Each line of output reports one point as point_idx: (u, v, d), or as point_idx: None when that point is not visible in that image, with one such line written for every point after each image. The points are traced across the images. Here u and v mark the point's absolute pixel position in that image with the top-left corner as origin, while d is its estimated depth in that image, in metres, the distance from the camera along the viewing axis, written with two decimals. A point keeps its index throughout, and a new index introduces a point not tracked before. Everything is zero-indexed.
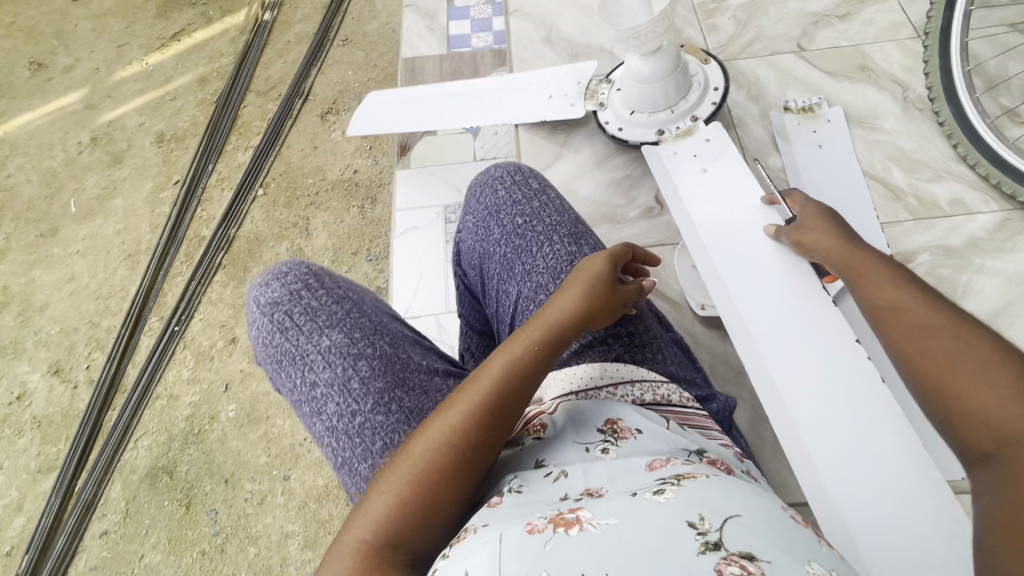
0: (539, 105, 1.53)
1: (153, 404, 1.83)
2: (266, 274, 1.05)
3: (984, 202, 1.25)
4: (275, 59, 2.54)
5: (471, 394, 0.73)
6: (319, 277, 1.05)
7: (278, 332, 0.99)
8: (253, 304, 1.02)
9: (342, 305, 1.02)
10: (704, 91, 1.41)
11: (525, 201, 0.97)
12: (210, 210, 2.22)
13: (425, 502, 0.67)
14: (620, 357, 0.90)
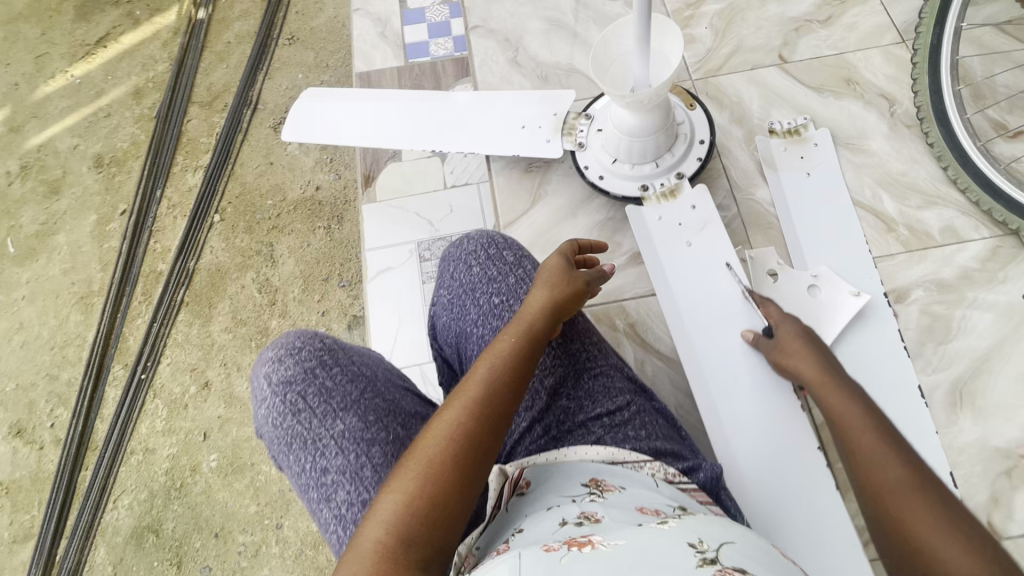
0: (504, 137, 1.32)
1: (128, 460, 1.75)
2: (275, 344, 0.93)
3: (974, 228, 1.06)
4: (216, 64, 2.32)
5: (463, 395, 0.75)
6: (333, 349, 0.93)
7: (288, 415, 0.87)
8: (262, 379, 0.90)
9: (357, 384, 0.91)
10: (690, 144, 1.17)
11: (502, 278, 0.96)
12: (164, 241, 2.06)
13: (434, 501, 0.67)
14: (601, 440, 0.87)
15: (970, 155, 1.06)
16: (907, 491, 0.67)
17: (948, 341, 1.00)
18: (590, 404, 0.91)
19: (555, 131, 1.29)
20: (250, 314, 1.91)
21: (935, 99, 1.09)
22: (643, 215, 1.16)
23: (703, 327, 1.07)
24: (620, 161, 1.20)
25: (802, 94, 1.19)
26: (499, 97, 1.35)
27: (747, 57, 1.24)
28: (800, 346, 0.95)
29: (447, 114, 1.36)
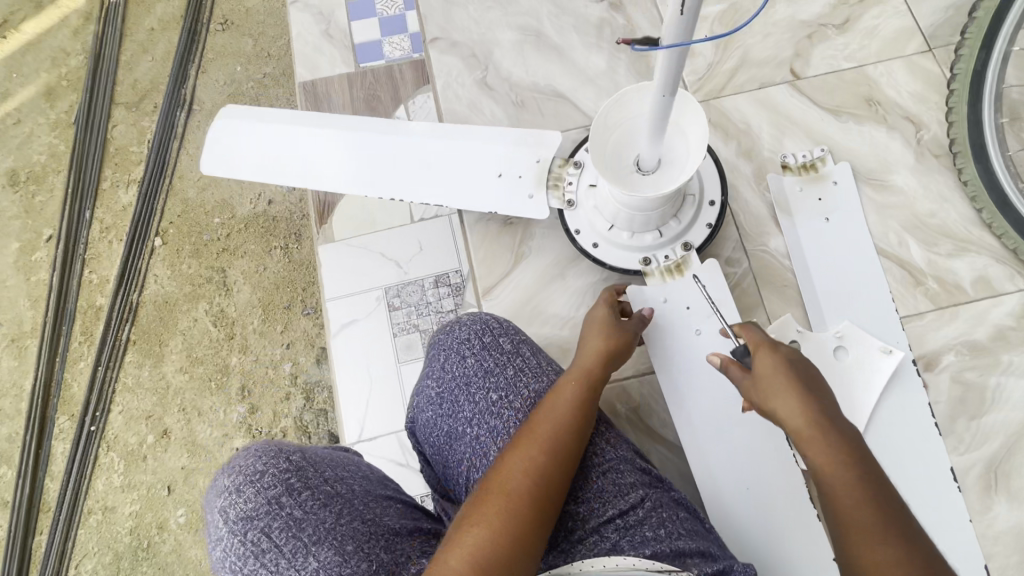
0: (473, 189, 0.91)
1: (87, 520, 1.55)
2: (228, 466, 0.67)
3: (1009, 277, 0.88)
4: (139, 56, 1.79)
5: (548, 417, 0.67)
6: (302, 465, 0.68)
7: (251, 559, 0.62)
8: (215, 514, 0.64)
9: (333, 505, 0.66)
10: (698, 207, 0.89)
11: (499, 370, 0.75)
12: (102, 271, 1.68)
13: (523, 530, 0.59)
14: (617, 549, 0.66)
15: (1012, 197, 0.87)
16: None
17: (979, 416, 0.84)
18: (598, 503, 0.70)
19: (538, 184, 0.91)
20: (206, 352, 1.60)
21: (974, 130, 0.89)
22: (645, 295, 0.87)
23: (723, 414, 0.82)
24: (618, 227, 0.88)
25: (816, 119, 0.98)
26: (473, 131, 0.92)
27: (752, 73, 1.02)
28: (783, 379, 0.68)
29: (397, 152, 0.93)
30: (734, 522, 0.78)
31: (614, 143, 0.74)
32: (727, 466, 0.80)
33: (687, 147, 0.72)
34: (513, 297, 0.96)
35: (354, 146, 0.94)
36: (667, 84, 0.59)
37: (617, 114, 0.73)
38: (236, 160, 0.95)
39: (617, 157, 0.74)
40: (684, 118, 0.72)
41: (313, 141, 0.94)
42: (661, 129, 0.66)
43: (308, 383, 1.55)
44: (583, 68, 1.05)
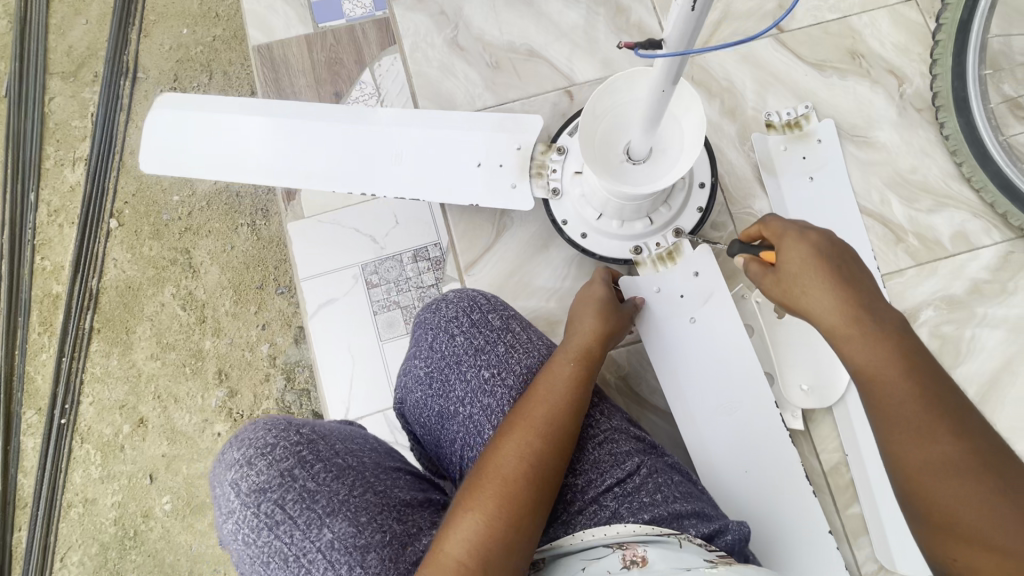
0: (449, 182, 0.86)
1: (67, 514, 1.52)
2: (236, 439, 0.64)
3: (984, 232, 0.89)
4: (72, 19, 1.63)
5: (541, 401, 0.66)
6: (312, 438, 0.65)
7: (264, 532, 0.59)
8: (225, 488, 0.61)
9: (343, 476, 0.63)
10: (689, 190, 0.86)
11: (490, 348, 0.73)
12: (54, 258, 1.58)
13: (519, 515, 0.59)
14: (617, 516, 0.67)
15: (992, 149, 0.87)
16: (965, 477, 0.49)
17: (955, 368, 0.86)
18: (595, 473, 0.70)
19: (520, 173, 0.86)
20: (178, 338, 1.53)
21: (957, 83, 0.88)
22: (639, 286, 0.84)
23: (717, 393, 0.82)
24: (607, 216, 0.85)
25: (799, 75, 0.96)
26: (449, 119, 0.87)
27: (735, 26, 0.98)
28: (813, 273, 0.59)
29: (363, 144, 0.87)
30: (724, 483, 0.80)
31: (603, 133, 0.70)
32: (717, 431, 0.82)
33: (681, 136, 0.69)
34: (495, 271, 0.93)
35: (319, 137, 0.88)
36: (667, 78, 0.55)
37: (606, 103, 0.69)
38: (185, 152, 0.89)
39: (606, 147, 0.71)
40: (678, 107, 0.69)
41: (269, 132, 0.88)
42: (655, 122, 0.63)
43: (288, 364, 1.50)
44: (560, 25, 0.99)
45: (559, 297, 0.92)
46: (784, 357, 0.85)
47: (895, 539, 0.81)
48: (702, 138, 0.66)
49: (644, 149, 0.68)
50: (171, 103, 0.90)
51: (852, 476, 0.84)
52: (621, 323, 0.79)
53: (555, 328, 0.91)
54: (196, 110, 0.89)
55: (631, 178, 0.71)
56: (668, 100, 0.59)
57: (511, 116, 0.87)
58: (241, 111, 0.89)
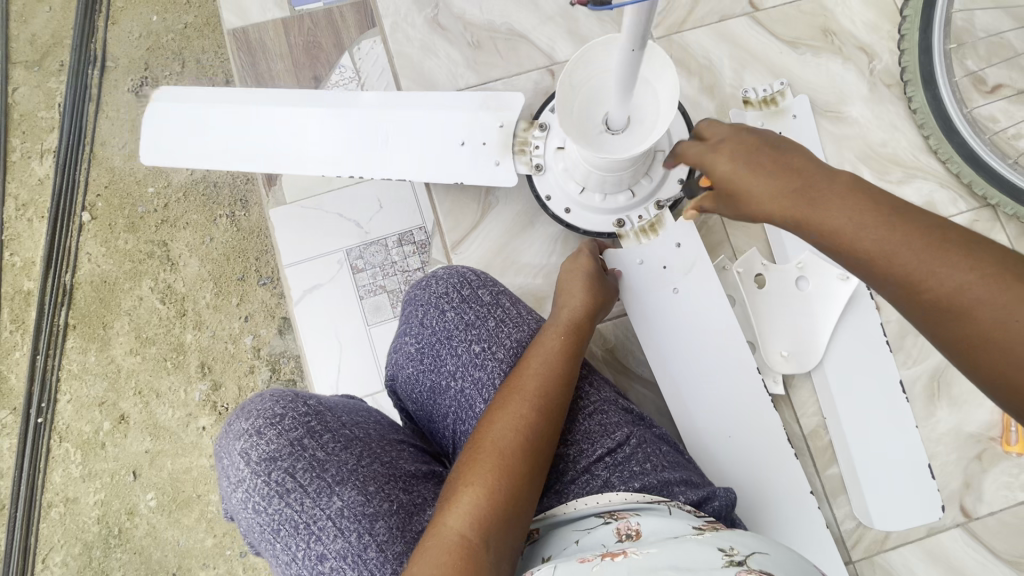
0: (432, 159, 0.86)
1: (48, 514, 1.48)
2: (244, 410, 0.64)
3: (950, 202, 0.93)
4: (34, 6, 1.58)
5: (532, 375, 0.67)
6: (320, 410, 0.66)
7: (274, 500, 0.60)
8: (235, 457, 0.61)
9: (350, 447, 0.64)
10: (668, 164, 0.87)
11: (480, 323, 0.74)
12: (25, 253, 1.54)
13: (516, 484, 0.59)
14: (608, 485, 0.69)
15: (957, 121, 0.90)
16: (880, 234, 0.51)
17: None
18: (587, 444, 0.72)
19: (504, 149, 0.86)
20: (157, 331, 1.51)
21: (924, 58, 0.90)
22: (623, 258, 0.86)
23: (702, 361, 0.84)
24: (590, 190, 0.86)
25: (774, 52, 0.98)
26: (432, 97, 0.87)
27: (712, 5, 1.00)
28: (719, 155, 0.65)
29: (336, 122, 0.86)
30: (709, 449, 0.83)
31: (581, 101, 0.71)
32: (702, 398, 0.84)
33: (657, 101, 0.70)
34: (482, 250, 0.94)
35: (298, 117, 0.87)
36: (635, 37, 0.56)
37: (582, 75, 0.71)
38: (141, 127, 0.88)
39: (585, 116, 0.72)
40: (652, 75, 0.70)
41: (230, 108, 0.87)
42: (627, 84, 0.64)
43: (273, 356, 1.48)
44: (541, 5, 0.99)
45: (545, 273, 0.93)
46: (765, 325, 0.87)
47: (871, 496, 0.84)
48: (677, 102, 0.67)
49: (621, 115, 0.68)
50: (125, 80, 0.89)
51: (831, 438, 0.88)
52: (608, 297, 0.81)
53: (542, 305, 0.92)
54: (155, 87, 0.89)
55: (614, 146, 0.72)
56: (638, 61, 0.60)
57: (492, 92, 0.87)
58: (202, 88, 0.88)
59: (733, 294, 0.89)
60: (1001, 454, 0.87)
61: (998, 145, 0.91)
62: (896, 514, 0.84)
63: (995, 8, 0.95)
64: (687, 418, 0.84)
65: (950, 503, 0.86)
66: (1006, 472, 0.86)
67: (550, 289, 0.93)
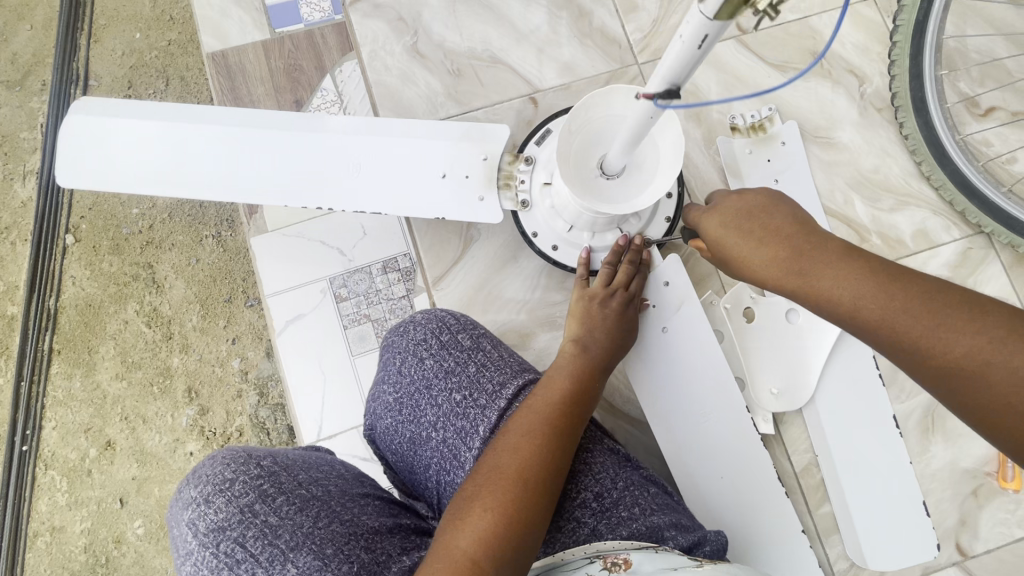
0: (412, 195, 0.84)
1: (34, 544, 1.44)
2: (193, 476, 0.61)
3: (943, 230, 0.91)
4: (15, 24, 1.55)
5: (543, 402, 0.65)
6: (274, 470, 0.63)
7: (225, 572, 0.57)
8: (184, 528, 0.59)
9: (306, 507, 0.61)
10: (657, 198, 0.85)
11: (460, 369, 0.70)
12: (7, 277, 1.50)
13: (526, 510, 0.57)
14: (595, 534, 0.65)
15: (949, 148, 0.88)
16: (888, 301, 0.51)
17: None
18: (571, 487, 0.68)
19: (487, 185, 0.84)
20: (143, 356, 1.46)
21: (914, 84, 0.88)
22: None
23: (692, 401, 0.82)
24: (577, 228, 0.84)
25: (762, 76, 0.96)
26: (405, 131, 0.85)
27: None
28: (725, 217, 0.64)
29: (306, 159, 0.84)
30: (700, 491, 0.81)
31: (579, 148, 0.69)
32: (692, 438, 0.82)
33: (658, 156, 0.69)
34: (464, 285, 0.92)
35: (260, 154, 0.85)
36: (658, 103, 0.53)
37: (583, 119, 0.68)
38: (120, 162, 0.86)
39: (581, 163, 0.69)
40: (657, 128, 0.68)
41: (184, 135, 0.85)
42: (635, 143, 0.61)
43: (261, 379, 1.45)
44: (523, 31, 0.97)
45: (529, 308, 0.91)
46: (755, 362, 0.86)
47: (865, 537, 0.82)
48: (680, 161, 0.67)
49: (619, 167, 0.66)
50: (102, 109, 0.86)
51: (823, 477, 0.86)
52: (624, 314, 0.79)
53: (527, 341, 0.90)
54: (134, 118, 0.86)
55: (614, 195, 0.70)
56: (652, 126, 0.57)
57: (473, 126, 0.85)
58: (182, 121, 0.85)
59: (723, 330, 0.87)
60: (997, 491, 0.85)
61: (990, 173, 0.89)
62: (891, 555, 0.81)
63: (990, 31, 0.93)
64: (676, 459, 0.82)
65: (946, 541, 0.84)
66: (1002, 509, 0.84)
67: (535, 325, 0.91)
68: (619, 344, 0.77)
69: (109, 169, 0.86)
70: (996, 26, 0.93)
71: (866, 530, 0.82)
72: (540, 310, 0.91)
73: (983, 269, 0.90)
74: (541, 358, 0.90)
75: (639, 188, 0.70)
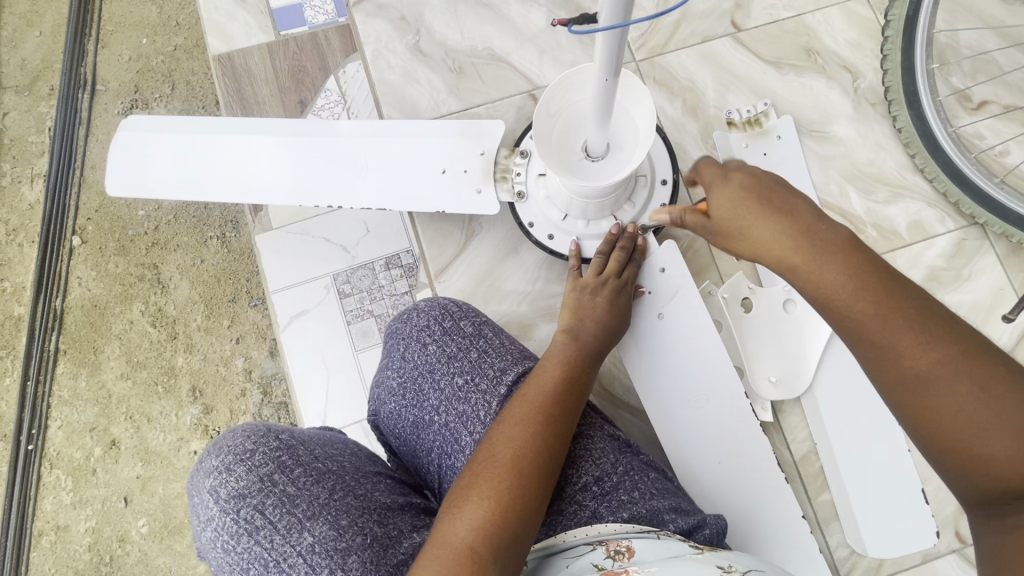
0: (414, 189, 0.86)
1: (39, 543, 1.44)
2: (215, 447, 0.63)
3: (934, 221, 0.92)
4: (24, 31, 1.58)
5: (538, 390, 0.67)
6: (292, 443, 0.64)
7: (244, 537, 0.58)
8: (205, 495, 0.60)
9: (321, 479, 0.62)
10: (651, 187, 0.87)
11: (462, 354, 0.71)
12: (15, 278, 1.52)
13: (523, 496, 0.58)
14: (596, 516, 0.65)
15: (942, 141, 0.89)
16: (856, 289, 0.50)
17: None
18: (572, 471, 0.68)
19: (485, 178, 0.86)
20: (148, 355, 1.47)
21: (907, 78, 0.89)
22: None
23: (692, 389, 0.83)
24: (572, 216, 0.86)
25: (758, 72, 0.98)
26: (409, 127, 0.87)
27: (694, 26, 0.99)
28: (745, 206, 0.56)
29: (316, 153, 0.87)
30: (702, 479, 0.81)
31: (560, 131, 0.73)
32: (689, 425, 0.83)
33: (635, 131, 0.72)
34: (466, 277, 0.94)
35: (276, 150, 0.87)
36: (609, 67, 0.56)
37: (560, 101, 0.72)
38: (151, 172, 0.88)
39: (564, 145, 0.73)
40: (634, 105, 0.71)
41: (211, 141, 0.88)
42: (605, 117, 0.65)
43: (264, 378, 1.44)
44: (523, 29, 0.99)
45: (529, 298, 0.93)
46: (752, 350, 0.87)
47: (864, 522, 0.83)
48: (654, 133, 0.69)
49: (600, 147, 0.70)
50: (131, 122, 0.90)
51: (822, 464, 0.87)
52: (616, 303, 0.80)
53: (527, 332, 0.92)
54: (154, 129, 0.89)
55: (601, 169, 0.73)
56: (612, 93, 0.60)
57: (472, 121, 0.87)
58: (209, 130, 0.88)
59: (720, 319, 0.88)
60: None
61: (983, 164, 0.90)
62: (895, 538, 0.82)
63: (981, 26, 0.95)
64: (676, 448, 0.83)
65: (945, 528, 0.85)
66: None
67: (536, 315, 0.92)
68: (612, 333, 0.78)
69: (140, 179, 0.88)
70: (984, 21, 0.95)
71: (868, 515, 0.83)
72: (541, 300, 0.93)
73: (978, 260, 0.91)
74: (542, 348, 0.91)
75: (627, 158, 0.72)
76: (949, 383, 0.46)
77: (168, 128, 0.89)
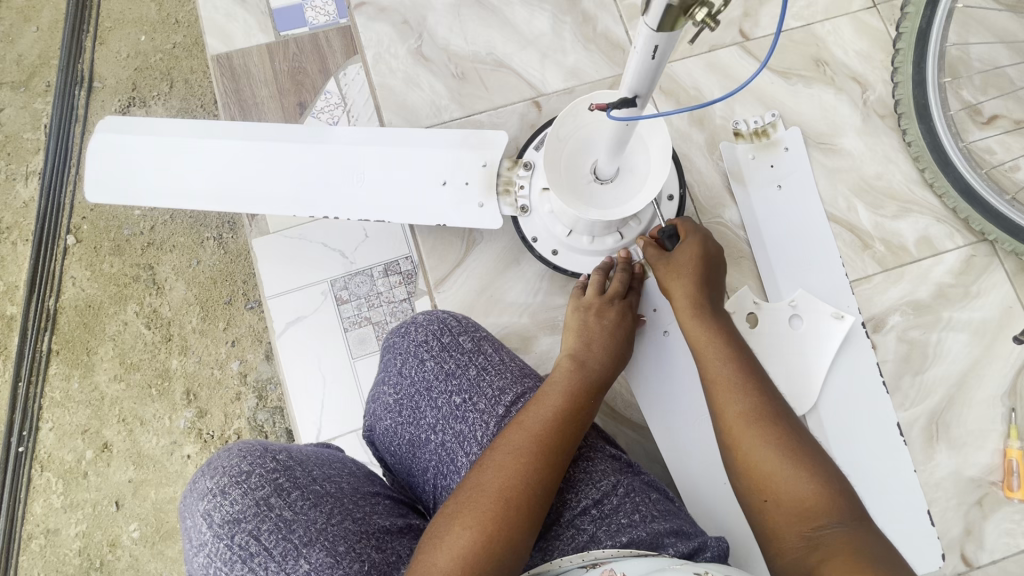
0: (413, 199, 0.84)
1: (28, 546, 1.42)
2: (209, 467, 0.61)
3: (942, 237, 0.91)
4: (21, 26, 1.56)
5: (534, 417, 0.64)
6: (289, 465, 0.62)
7: (237, 565, 0.56)
8: (198, 519, 0.58)
9: (318, 503, 0.60)
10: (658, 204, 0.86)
11: (461, 372, 0.69)
12: (8, 277, 1.49)
13: (511, 529, 0.56)
14: (594, 541, 0.63)
15: (953, 155, 0.87)
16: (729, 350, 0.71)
17: (923, 371, 0.87)
18: (570, 495, 0.66)
19: (487, 190, 0.84)
20: (142, 357, 1.44)
21: (918, 91, 0.88)
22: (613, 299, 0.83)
23: (696, 408, 0.82)
24: (577, 233, 0.84)
25: (766, 82, 0.96)
26: (409, 135, 0.85)
27: (702, 34, 0.98)
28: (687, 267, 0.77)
29: (314, 161, 0.85)
30: (705, 498, 0.80)
31: (570, 153, 0.71)
32: (694, 443, 0.81)
33: (648, 158, 0.71)
34: (466, 288, 0.92)
35: (271, 157, 0.85)
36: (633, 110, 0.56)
37: (573, 124, 0.70)
38: (138, 178, 0.86)
39: (574, 169, 0.71)
40: (647, 129, 0.70)
41: (204, 148, 0.86)
42: (621, 146, 0.63)
43: (260, 382, 1.42)
44: (527, 35, 0.97)
45: (531, 310, 0.91)
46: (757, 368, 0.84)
47: None
48: (669, 161, 0.68)
49: (611, 172, 0.69)
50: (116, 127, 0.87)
51: None
52: (619, 324, 0.78)
53: (528, 345, 0.90)
54: (144, 133, 0.87)
55: (609, 191, 0.72)
56: (632, 130, 0.60)
57: (475, 132, 0.85)
58: (200, 136, 0.86)
59: None
60: (1002, 500, 0.84)
61: (993, 180, 0.89)
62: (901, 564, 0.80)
63: (992, 39, 0.94)
64: (681, 466, 0.81)
65: (951, 551, 0.83)
66: (1008, 519, 0.83)
67: (537, 327, 0.91)
68: (615, 357, 0.76)
69: (127, 184, 0.86)
70: (996, 34, 0.94)
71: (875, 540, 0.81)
72: (543, 312, 0.91)
73: (987, 276, 0.89)
74: (542, 362, 0.89)
75: (637, 183, 0.71)
76: (762, 433, 0.63)
77: (161, 132, 0.87)
